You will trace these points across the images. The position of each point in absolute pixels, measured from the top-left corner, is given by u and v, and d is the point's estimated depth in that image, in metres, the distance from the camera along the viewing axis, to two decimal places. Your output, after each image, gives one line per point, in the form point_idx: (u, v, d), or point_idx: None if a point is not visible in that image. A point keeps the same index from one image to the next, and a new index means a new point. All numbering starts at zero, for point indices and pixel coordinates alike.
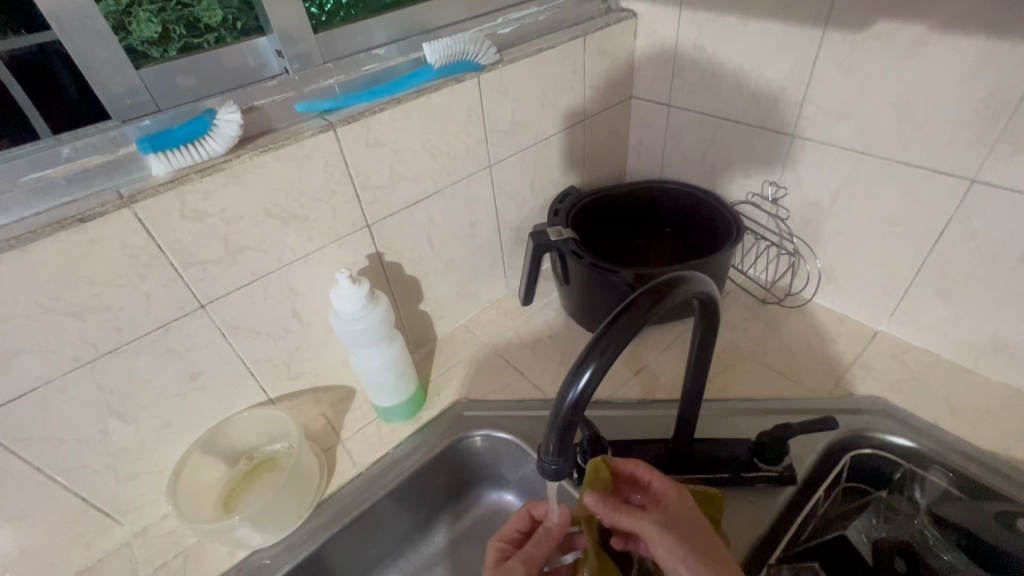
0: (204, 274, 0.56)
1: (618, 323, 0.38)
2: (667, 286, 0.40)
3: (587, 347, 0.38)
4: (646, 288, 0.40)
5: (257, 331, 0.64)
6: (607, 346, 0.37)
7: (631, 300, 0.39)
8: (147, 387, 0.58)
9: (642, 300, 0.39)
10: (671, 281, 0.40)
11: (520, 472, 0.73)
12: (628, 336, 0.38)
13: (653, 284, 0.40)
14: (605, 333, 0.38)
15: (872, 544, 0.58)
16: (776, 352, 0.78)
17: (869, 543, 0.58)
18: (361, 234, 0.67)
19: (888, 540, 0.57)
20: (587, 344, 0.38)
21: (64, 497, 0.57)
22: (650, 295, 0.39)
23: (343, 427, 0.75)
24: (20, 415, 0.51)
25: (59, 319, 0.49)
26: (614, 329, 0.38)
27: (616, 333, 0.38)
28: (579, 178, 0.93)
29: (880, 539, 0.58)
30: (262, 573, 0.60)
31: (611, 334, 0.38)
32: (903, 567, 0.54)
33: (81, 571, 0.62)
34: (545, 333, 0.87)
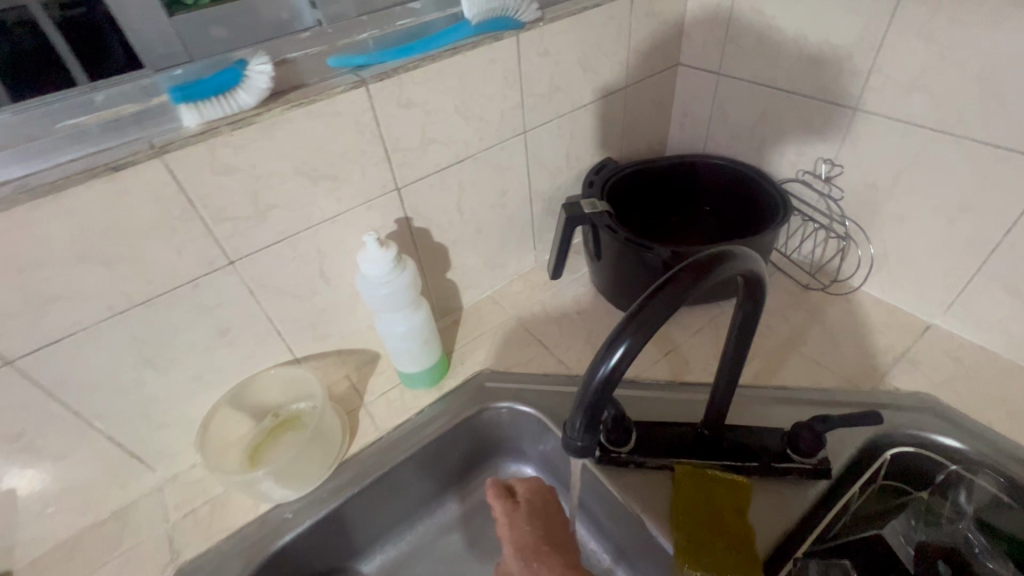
0: (233, 230, 0.56)
1: (657, 298, 0.36)
2: (713, 261, 0.37)
3: (622, 323, 0.36)
4: (692, 262, 0.37)
5: (285, 291, 0.64)
6: (642, 323, 0.36)
7: (674, 274, 0.37)
8: (178, 340, 0.58)
9: (686, 276, 0.36)
10: (718, 256, 0.38)
11: (541, 448, 0.72)
12: (665, 313, 0.36)
13: (698, 259, 0.37)
14: (643, 310, 0.36)
15: (914, 548, 0.54)
16: (817, 340, 0.74)
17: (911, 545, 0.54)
18: (390, 197, 0.66)
19: (931, 545, 0.54)
20: (622, 320, 0.36)
21: (100, 440, 0.59)
22: (694, 270, 0.37)
23: (366, 390, 0.75)
24: (59, 359, 0.52)
25: (93, 268, 0.49)
26: (653, 305, 0.36)
27: (654, 310, 0.36)
28: (617, 149, 0.89)
29: (923, 543, 0.54)
30: (284, 527, 0.61)
31: (649, 310, 0.36)
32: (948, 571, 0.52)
33: (116, 511, 0.65)
34: (572, 308, 0.85)
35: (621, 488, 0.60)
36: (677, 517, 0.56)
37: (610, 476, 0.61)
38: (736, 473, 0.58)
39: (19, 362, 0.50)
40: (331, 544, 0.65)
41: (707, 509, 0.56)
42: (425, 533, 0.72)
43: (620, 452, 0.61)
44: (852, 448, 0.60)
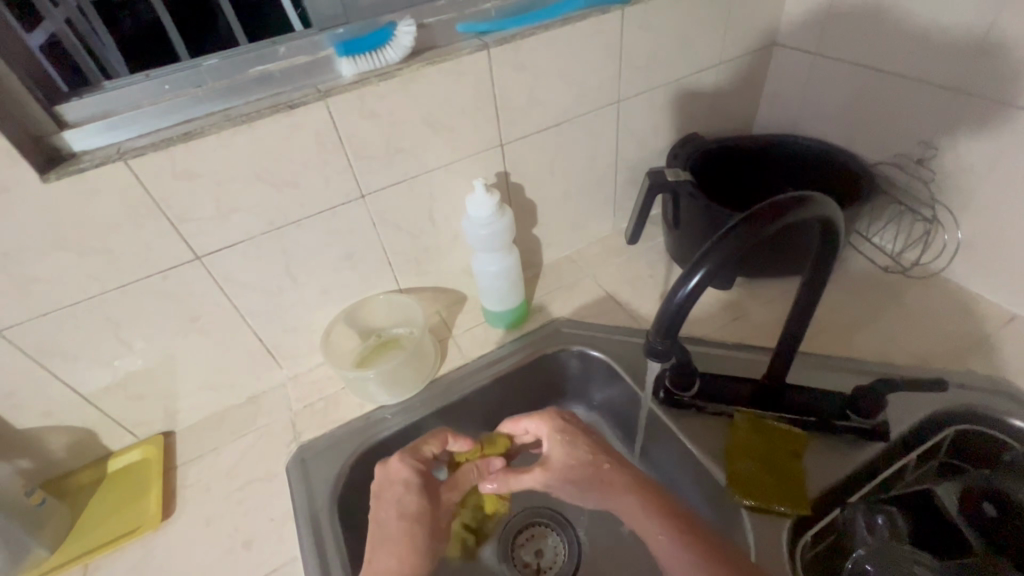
0: (368, 168, 0.66)
1: (737, 231, 0.42)
2: (790, 205, 0.43)
3: (704, 251, 0.43)
4: (769, 204, 0.43)
5: (400, 226, 0.74)
6: (723, 251, 0.42)
7: (752, 213, 0.43)
8: (314, 258, 0.70)
9: (763, 215, 0.42)
10: (794, 199, 0.43)
11: (607, 392, 0.79)
12: (740, 245, 0.42)
13: (776, 200, 0.43)
14: (721, 241, 0.42)
15: (963, 494, 0.56)
16: (892, 320, 0.75)
17: (959, 494, 0.57)
18: (495, 152, 0.75)
19: (981, 487, 0.55)
20: (704, 248, 0.43)
21: (249, 334, 0.72)
22: (770, 210, 0.43)
23: (455, 325, 0.85)
24: (231, 260, 0.65)
25: (265, 187, 0.61)
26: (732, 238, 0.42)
27: (731, 242, 0.42)
28: (704, 125, 0.93)
29: (972, 487, 0.56)
30: (384, 424, 0.72)
31: (726, 242, 0.42)
32: (992, 511, 0.53)
33: (251, 397, 0.79)
34: (646, 273, 0.90)
35: (681, 428, 0.66)
36: (732, 453, 0.62)
37: (672, 417, 0.67)
38: (794, 425, 0.63)
39: (205, 258, 0.63)
40: None
41: (762, 449, 0.61)
42: None
43: (683, 396, 0.67)
44: (915, 417, 0.62)
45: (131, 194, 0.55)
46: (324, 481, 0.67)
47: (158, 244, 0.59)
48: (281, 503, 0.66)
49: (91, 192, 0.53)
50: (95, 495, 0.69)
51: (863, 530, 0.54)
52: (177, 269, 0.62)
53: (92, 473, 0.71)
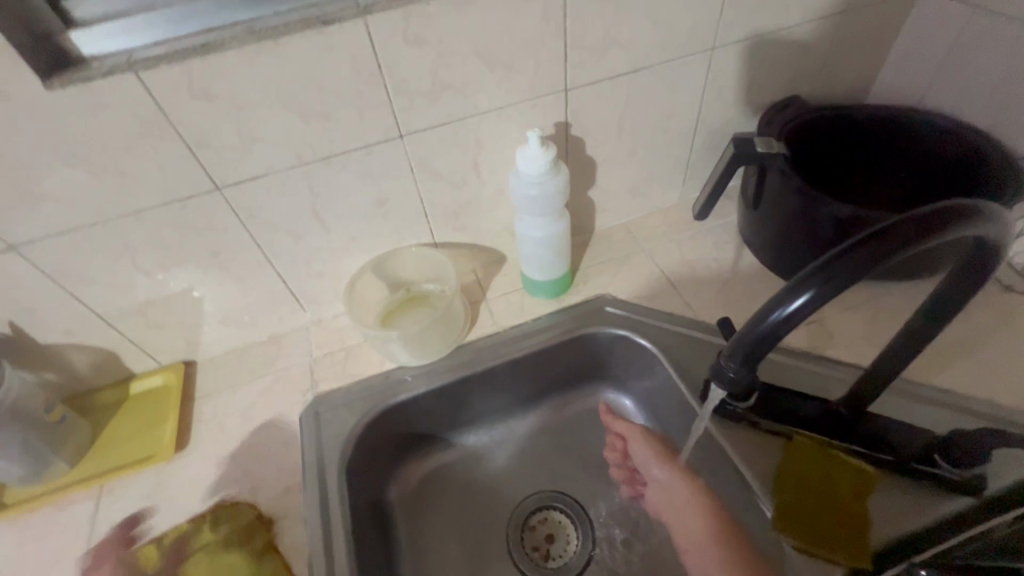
0: (409, 105, 0.58)
1: (859, 251, 0.34)
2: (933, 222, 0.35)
3: (813, 270, 0.35)
4: (907, 218, 0.35)
5: (440, 174, 0.66)
6: (840, 275, 0.34)
7: (882, 230, 0.35)
8: (344, 200, 0.64)
9: (899, 233, 0.34)
10: (941, 215, 0.35)
11: (647, 382, 0.71)
12: (863, 267, 0.34)
13: (916, 216, 0.35)
14: (844, 258, 0.34)
15: None
16: (1006, 351, 0.62)
17: None
18: (557, 98, 0.64)
19: None
20: (812, 267, 0.35)
21: (272, 274, 0.68)
22: (908, 228, 0.35)
23: (490, 288, 0.78)
24: (254, 194, 0.59)
25: (291, 116, 0.54)
26: (859, 254, 0.34)
27: (857, 259, 0.34)
28: (810, 87, 0.77)
29: None
30: (402, 387, 0.68)
31: (843, 262, 0.34)
32: None
33: (273, 337, 0.76)
34: (711, 254, 0.79)
35: (729, 442, 0.58)
36: (785, 479, 0.54)
37: (720, 427, 0.60)
38: (864, 461, 0.54)
39: (225, 190, 0.57)
40: (437, 413, 0.71)
41: (823, 482, 0.53)
42: (516, 431, 0.76)
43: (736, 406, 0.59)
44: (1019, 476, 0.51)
45: (143, 110, 0.49)
46: (335, 438, 0.64)
47: (174, 170, 0.54)
48: (290, 453, 0.63)
49: (101, 106, 0.48)
50: (116, 416, 0.69)
51: None
52: (197, 199, 0.57)
53: (115, 392, 0.71)
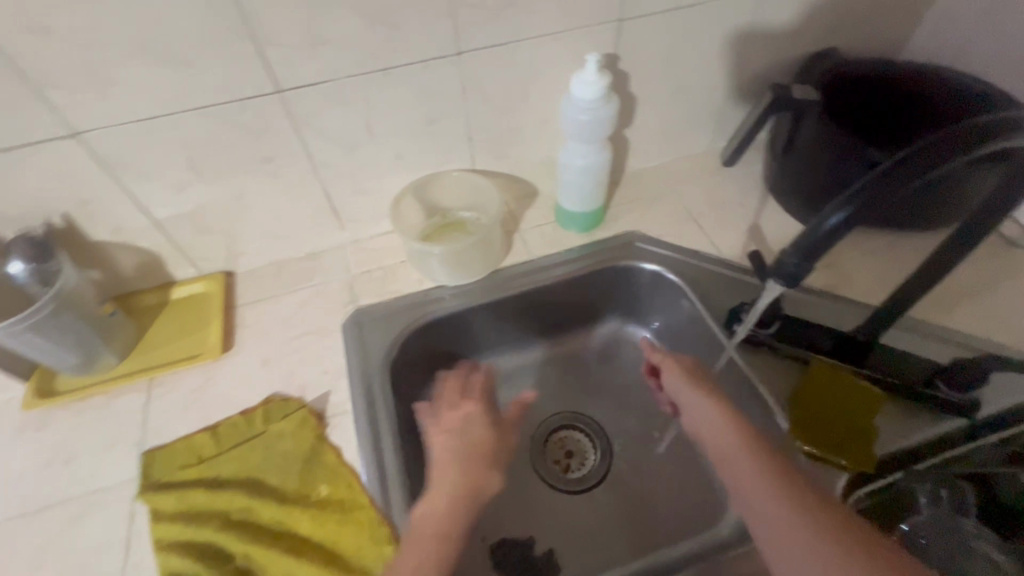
0: (472, 20, 0.58)
1: (906, 165, 0.38)
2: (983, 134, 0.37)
3: (863, 184, 0.39)
4: (958, 131, 0.38)
5: (491, 98, 0.67)
6: (886, 187, 0.38)
7: (932, 143, 0.38)
8: (397, 116, 0.65)
9: (946, 146, 0.38)
10: (991, 126, 0.37)
11: (669, 316, 0.75)
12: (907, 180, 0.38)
13: (966, 128, 0.38)
14: (887, 173, 0.39)
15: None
16: (1006, 298, 0.67)
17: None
18: (610, 28, 0.65)
19: None
20: (863, 180, 0.39)
21: (318, 187, 0.69)
22: (958, 142, 0.38)
23: (523, 219, 0.80)
24: (311, 101, 0.60)
25: (359, 21, 0.55)
26: (901, 169, 0.38)
27: (901, 172, 0.38)
28: (848, 40, 0.79)
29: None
30: (440, 304, 0.71)
31: (892, 175, 0.38)
32: None
33: (311, 253, 0.77)
34: (736, 200, 0.83)
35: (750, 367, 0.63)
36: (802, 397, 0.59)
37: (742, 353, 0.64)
38: (875, 385, 0.59)
39: (285, 94, 0.58)
40: (470, 333, 0.75)
41: (836, 400, 0.58)
42: (540, 356, 0.80)
43: (758, 332, 0.63)
44: (1008, 402, 0.57)
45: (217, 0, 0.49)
46: (378, 346, 0.67)
47: (239, 68, 0.54)
48: (334, 357, 0.66)
49: None
50: (160, 317, 0.71)
51: (925, 498, 0.51)
52: (257, 100, 0.58)
53: (157, 295, 0.72)
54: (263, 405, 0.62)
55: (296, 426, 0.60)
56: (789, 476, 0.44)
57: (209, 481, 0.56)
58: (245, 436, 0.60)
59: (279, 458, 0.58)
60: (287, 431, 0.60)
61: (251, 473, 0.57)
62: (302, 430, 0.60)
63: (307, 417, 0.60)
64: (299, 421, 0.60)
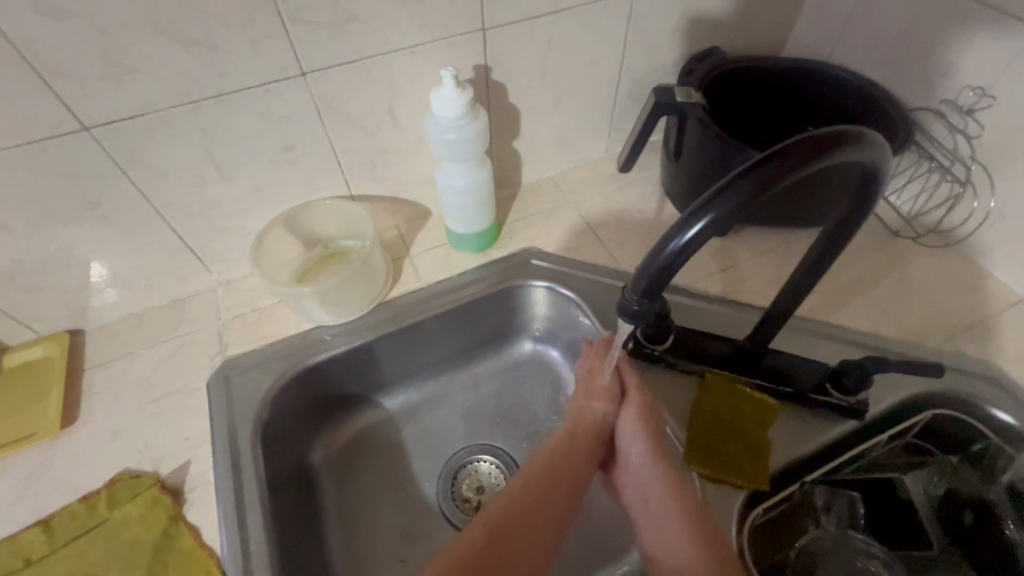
0: (310, 37, 0.53)
1: (749, 178, 0.35)
2: (822, 146, 0.35)
3: (706, 198, 0.35)
4: (799, 142, 0.35)
5: (353, 119, 0.61)
6: (729, 202, 0.35)
7: (775, 153, 0.35)
8: (243, 145, 0.58)
9: (788, 157, 0.34)
10: (829, 137, 0.35)
11: (572, 334, 0.72)
12: (751, 195, 0.34)
13: (807, 138, 0.35)
14: (730, 186, 0.35)
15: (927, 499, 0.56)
16: (890, 289, 0.68)
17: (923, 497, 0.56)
18: (474, 37, 0.61)
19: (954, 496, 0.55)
20: (706, 195, 0.35)
21: (166, 230, 0.62)
22: (800, 153, 0.35)
23: (414, 243, 0.75)
24: (132, 136, 0.52)
25: (170, 45, 0.48)
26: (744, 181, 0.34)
27: (744, 185, 0.34)
28: (729, 39, 0.78)
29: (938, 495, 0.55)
30: (320, 346, 0.65)
31: (735, 188, 0.34)
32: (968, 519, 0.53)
33: (175, 300, 0.69)
34: (635, 207, 0.80)
35: (648, 386, 0.60)
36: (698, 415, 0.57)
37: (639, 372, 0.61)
38: (768, 394, 0.57)
39: (96, 131, 0.50)
40: (360, 373, 0.69)
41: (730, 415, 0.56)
42: (443, 388, 0.75)
43: (653, 349, 0.61)
44: (894, 399, 0.57)
45: None
46: (247, 402, 0.60)
47: (27, 106, 0.47)
48: (198, 421, 0.59)
49: None
50: None
51: (819, 504, 0.55)
52: (61, 140, 0.50)
53: None
54: (106, 486, 0.55)
55: (145, 508, 0.53)
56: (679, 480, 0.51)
57: None
58: (83, 526, 0.52)
59: (124, 549, 0.51)
60: (133, 515, 0.53)
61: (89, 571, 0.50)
62: (153, 511, 0.53)
63: (158, 496, 0.54)
64: (148, 502, 0.53)
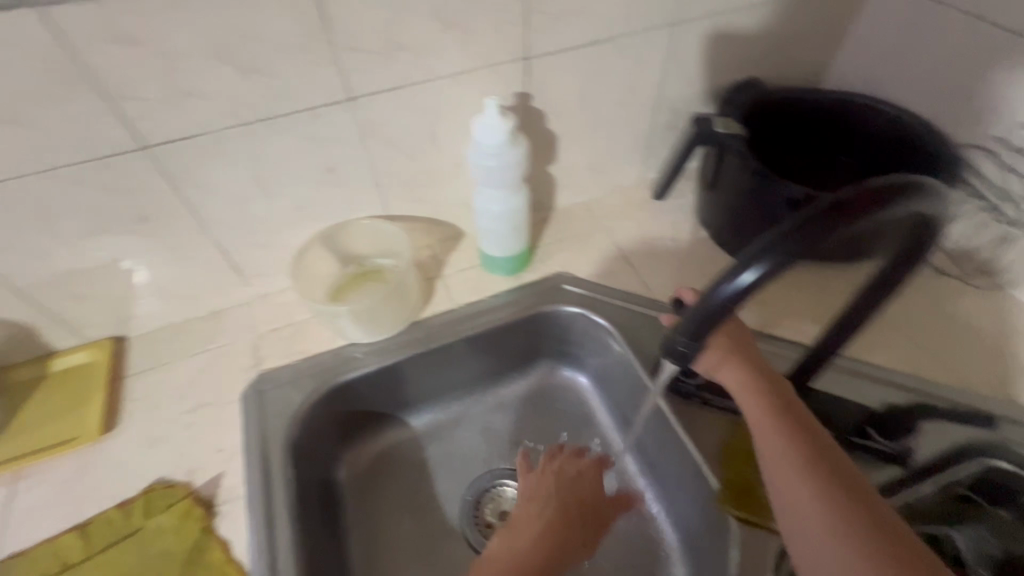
0: (359, 64, 0.54)
1: (807, 226, 0.35)
2: (880, 197, 0.36)
3: (762, 244, 0.35)
4: (858, 192, 0.36)
5: (395, 143, 0.63)
6: (787, 249, 0.35)
7: (833, 202, 0.36)
8: (289, 166, 0.60)
9: (848, 207, 0.35)
10: (888, 189, 0.36)
11: (603, 360, 0.72)
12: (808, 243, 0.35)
13: (866, 189, 0.36)
14: (787, 233, 0.35)
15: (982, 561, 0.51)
16: (935, 330, 0.66)
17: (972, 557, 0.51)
18: (516, 66, 0.62)
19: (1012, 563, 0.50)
20: (762, 240, 0.36)
21: (210, 244, 0.63)
22: (859, 203, 0.35)
23: (446, 264, 0.75)
24: (186, 155, 0.54)
25: (227, 70, 0.50)
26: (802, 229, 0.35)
27: (802, 234, 0.35)
28: (769, 70, 0.78)
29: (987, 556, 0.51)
30: (352, 364, 0.66)
31: (793, 236, 0.35)
32: None
33: (213, 312, 0.71)
34: (668, 234, 0.80)
35: (682, 421, 0.60)
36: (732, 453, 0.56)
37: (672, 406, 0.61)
38: None
39: (153, 150, 0.53)
40: (389, 392, 0.69)
41: None
42: (471, 409, 0.75)
43: (686, 382, 0.61)
44: (940, 448, 0.55)
45: (52, 54, 0.44)
46: (279, 417, 0.61)
47: (91, 126, 0.49)
48: (231, 434, 0.60)
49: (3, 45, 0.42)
50: (34, 396, 0.63)
51: None
52: (120, 158, 0.52)
53: (32, 370, 0.65)
54: (141, 495, 0.56)
55: (176, 520, 0.54)
56: (805, 426, 0.46)
57: None
58: (117, 534, 0.53)
59: (154, 560, 0.52)
60: (165, 525, 0.54)
61: None
62: (183, 524, 0.54)
63: (190, 509, 0.54)
64: (179, 514, 0.54)
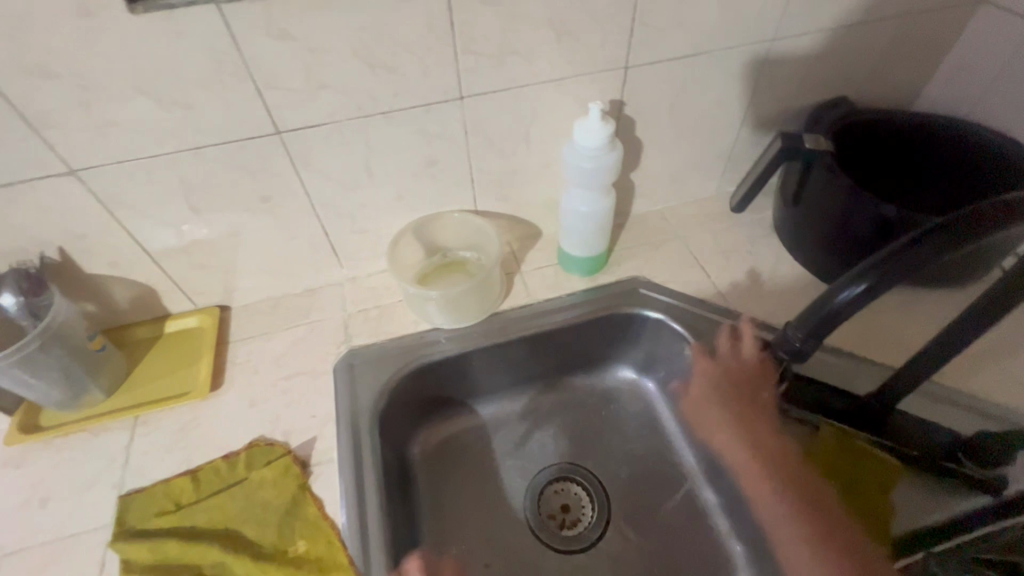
0: (474, 66, 0.58)
1: (913, 247, 0.39)
2: (999, 213, 0.37)
3: (864, 268, 0.41)
4: (972, 213, 0.38)
5: (493, 142, 0.66)
6: (889, 270, 0.40)
7: (946, 224, 0.39)
8: (397, 157, 0.64)
9: (957, 227, 0.38)
10: (1005, 206, 0.38)
11: (674, 365, 0.72)
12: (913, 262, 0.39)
13: (980, 210, 0.38)
14: (892, 256, 0.40)
15: None
16: None
17: None
18: (614, 74, 0.64)
19: None
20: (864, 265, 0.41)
21: (316, 225, 0.69)
22: (970, 222, 0.38)
23: (524, 260, 0.79)
24: (311, 142, 0.59)
25: (360, 66, 0.55)
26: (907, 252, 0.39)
27: (907, 255, 0.39)
28: (860, 89, 0.78)
29: None
30: (435, 347, 0.69)
31: (896, 258, 0.40)
32: None
33: (308, 289, 0.76)
34: (744, 247, 0.80)
35: None
36: None
37: None
38: None
39: (284, 135, 0.58)
40: (465, 377, 0.72)
41: None
42: (538, 402, 0.77)
43: None
44: None
45: (217, 45, 0.50)
46: (368, 390, 0.65)
47: (239, 110, 0.55)
48: (324, 402, 0.65)
49: (180, 35, 0.48)
50: (151, 353, 0.70)
51: None
52: (257, 140, 0.57)
53: (150, 329, 0.72)
54: (245, 449, 0.61)
55: (276, 476, 0.58)
56: None
57: (183, 530, 0.55)
58: (224, 483, 0.58)
59: (256, 510, 0.56)
60: (266, 480, 0.58)
61: (225, 525, 0.55)
62: (282, 480, 0.58)
63: (289, 467, 0.59)
64: (279, 471, 0.58)
